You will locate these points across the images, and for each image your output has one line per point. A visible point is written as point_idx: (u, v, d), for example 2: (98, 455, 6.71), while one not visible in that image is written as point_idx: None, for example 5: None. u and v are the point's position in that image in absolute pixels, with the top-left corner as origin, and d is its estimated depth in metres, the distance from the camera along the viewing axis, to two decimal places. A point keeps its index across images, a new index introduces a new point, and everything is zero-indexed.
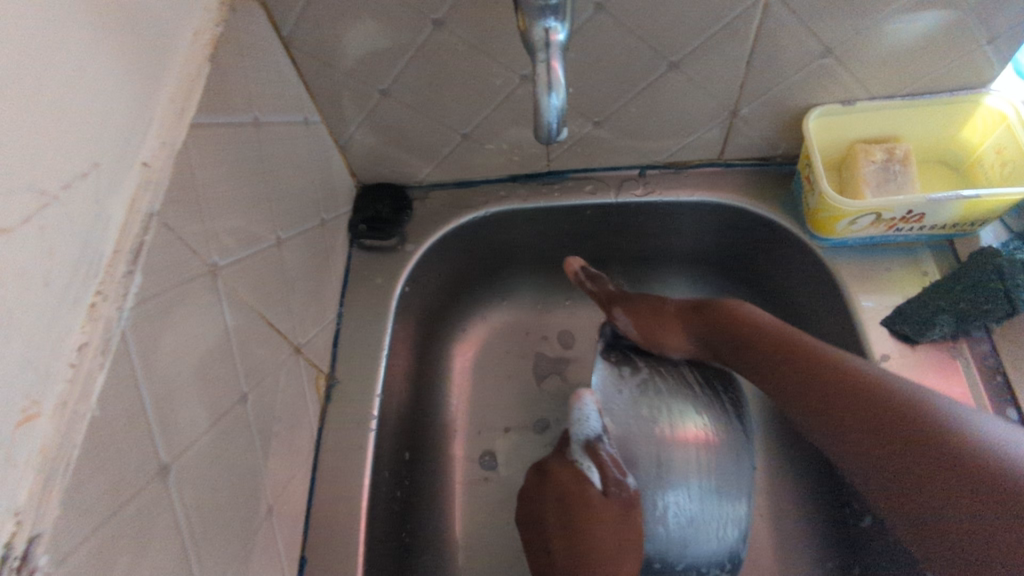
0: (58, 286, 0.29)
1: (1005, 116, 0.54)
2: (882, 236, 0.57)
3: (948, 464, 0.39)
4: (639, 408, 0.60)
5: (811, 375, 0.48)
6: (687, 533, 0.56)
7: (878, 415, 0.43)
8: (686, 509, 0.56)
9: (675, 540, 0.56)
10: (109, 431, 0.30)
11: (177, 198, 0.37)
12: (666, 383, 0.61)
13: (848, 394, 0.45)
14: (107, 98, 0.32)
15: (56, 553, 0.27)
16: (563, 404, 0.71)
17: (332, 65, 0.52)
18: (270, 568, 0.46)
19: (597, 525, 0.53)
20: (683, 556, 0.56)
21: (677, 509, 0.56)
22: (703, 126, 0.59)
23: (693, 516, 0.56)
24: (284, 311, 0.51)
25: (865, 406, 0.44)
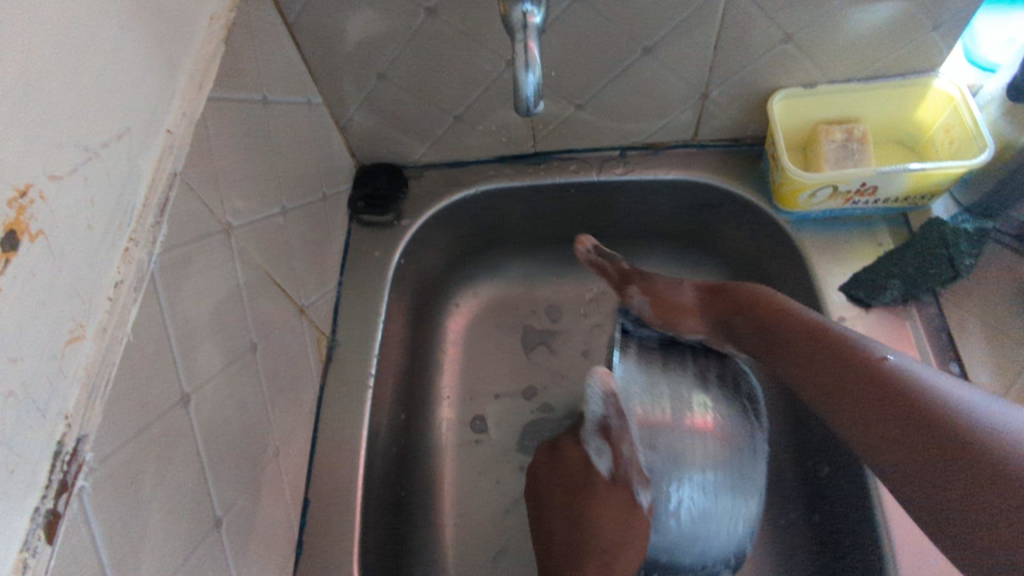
0: (99, 230, 0.33)
1: (952, 97, 0.59)
2: (841, 209, 0.62)
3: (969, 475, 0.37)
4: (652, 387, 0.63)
5: (822, 355, 0.50)
6: (693, 530, 0.58)
7: (860, 375, 0.47)
8: (699, 506, 0.58)
9: (681, 535, 0.58)
10: (141, 357, 0.35)
11: (196, 162, 0.42)
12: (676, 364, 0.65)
13: (853, 381, 0.47)
14: (137, 70, 0.37)
15: (100, 453, 0.32)
16: (549, 372, 0.76)
17: (334, 49, 0.56)
18: (277, 504, 0.51)
19: (599, 512, 0.57)
20: (693, 549, 0.58)
21: (689, 503, 0.58)
22: (678, 109, 0.64)
23: (700, 514, 0.58)
24: (288, 274, 0.55)
25: (883, 393, 0.44)
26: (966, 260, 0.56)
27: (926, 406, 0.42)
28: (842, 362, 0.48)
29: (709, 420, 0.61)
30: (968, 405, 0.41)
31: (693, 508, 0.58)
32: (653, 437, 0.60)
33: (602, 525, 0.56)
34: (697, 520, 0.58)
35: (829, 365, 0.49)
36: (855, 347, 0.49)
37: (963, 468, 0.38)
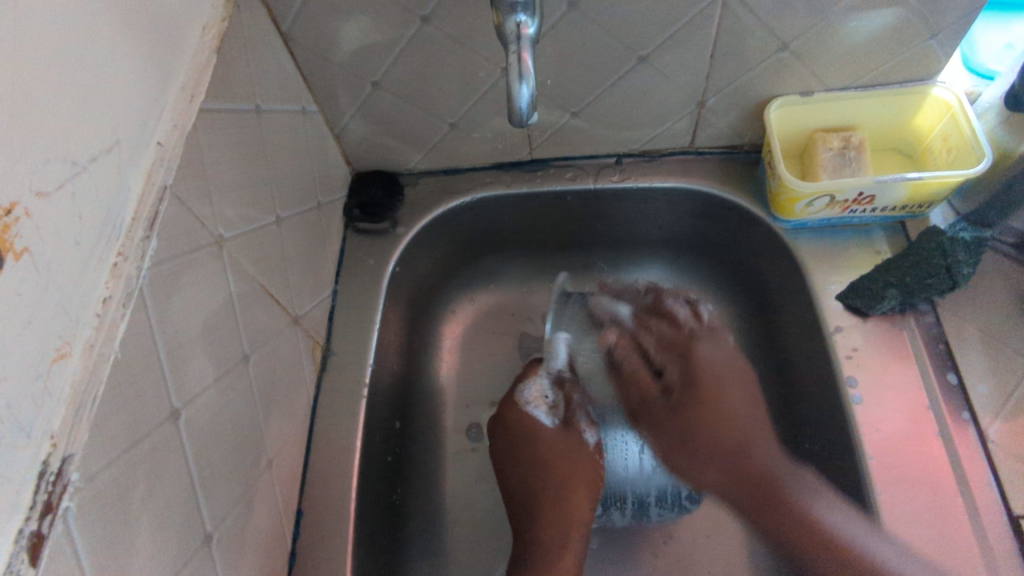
0: (86, 245, 0.33)
1: (949, 105, 0.58)
2: (838, 217, 0.61)
3: None
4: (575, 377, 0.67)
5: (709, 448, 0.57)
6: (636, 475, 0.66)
7: (772, 501, 0.54)
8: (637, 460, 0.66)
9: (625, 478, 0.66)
10: (129, 372, 0.35)
11: (188, 174, 0.42)
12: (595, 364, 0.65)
13: (788, 500, 0.54)
14: (128, 84, 0.37)
15: (86, 472, 0.31)
16: None
17: (329, 59, 0.56)
18: (270, 516, 0.50)
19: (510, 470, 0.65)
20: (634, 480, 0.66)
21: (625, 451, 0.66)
22: (674, 116, 0.64)
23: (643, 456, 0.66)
24: (283, 283, 0.55)
25: (799, 528, 0.53)
26: (965, 271, 0.56)
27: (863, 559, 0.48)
28: (739, 473, 0.56)
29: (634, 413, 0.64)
30: (859, 540, 0.49)
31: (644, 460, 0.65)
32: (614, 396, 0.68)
33: (570, 497, 0.62)
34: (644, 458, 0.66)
35: (738, 483, 0.56)
36: (767, 475, 0.55)
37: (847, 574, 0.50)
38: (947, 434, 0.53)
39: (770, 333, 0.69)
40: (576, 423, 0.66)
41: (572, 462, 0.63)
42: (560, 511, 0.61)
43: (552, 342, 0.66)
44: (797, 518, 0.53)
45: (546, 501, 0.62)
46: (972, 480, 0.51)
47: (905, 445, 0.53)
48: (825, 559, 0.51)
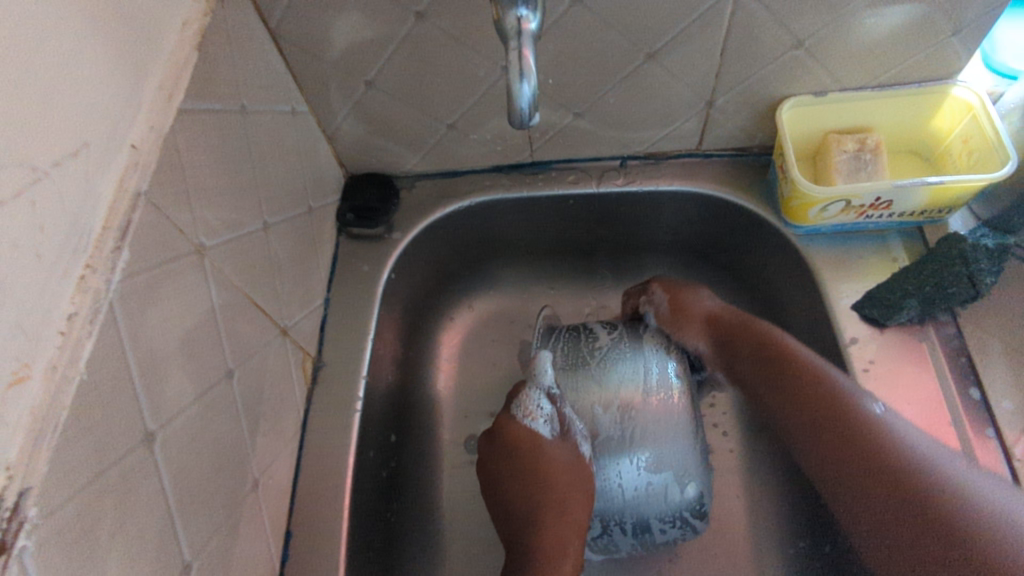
0: (49, 257, 0.30)
1: (971, 106, 0.56)
2: (853, 223, 0.59)
3: (913, 531, 0.46)
4: (570, 381, 0.63)
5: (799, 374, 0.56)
6: (637, 499, 0.59)
7: (867, 456, 0.50)
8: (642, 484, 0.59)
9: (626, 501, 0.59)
10: (96, 395, 0.32)
11: (165, 179, 0.39)
12: (588, 364, 0.63)
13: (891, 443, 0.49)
14: (99, 81, 0.34)
15: (46, 507, 0.28)
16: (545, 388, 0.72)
17: (319, 56, 0.53)
18: (256, 539, 0.48)
19: (508, 481, 0.62)
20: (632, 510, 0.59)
21: (628, 477, 0.59)
22: (681, 117, 0.61)
23: (644, 483, 0.59)
24: (270, 292, 0.52)
25: (880, 479, 0.49)
26: (987, 280, 0.53)
27: (929, 495, 0.46)
28: (826, 408, 0.53)
29: (647, 417, 0.60)
30: (940, 461, 0.48)
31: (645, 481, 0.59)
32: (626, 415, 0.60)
33: (569, 516, 0.58)
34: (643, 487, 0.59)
35: (834, 428, 0.52)
36: (856, 432, 0.51)
37: (935, 536, 0.45)
38: (970, 451, 0.50)
39: None
40: (573, 434, 0.61)
41: (574, 483, 0.59)
42: (558, 531, 0.58)
43: (540, 359, 0.63)
44: (884, 466, 0.49)
45: (547, 521, 0.58)
46: None
47: None
48: (903, 527, 0.47)
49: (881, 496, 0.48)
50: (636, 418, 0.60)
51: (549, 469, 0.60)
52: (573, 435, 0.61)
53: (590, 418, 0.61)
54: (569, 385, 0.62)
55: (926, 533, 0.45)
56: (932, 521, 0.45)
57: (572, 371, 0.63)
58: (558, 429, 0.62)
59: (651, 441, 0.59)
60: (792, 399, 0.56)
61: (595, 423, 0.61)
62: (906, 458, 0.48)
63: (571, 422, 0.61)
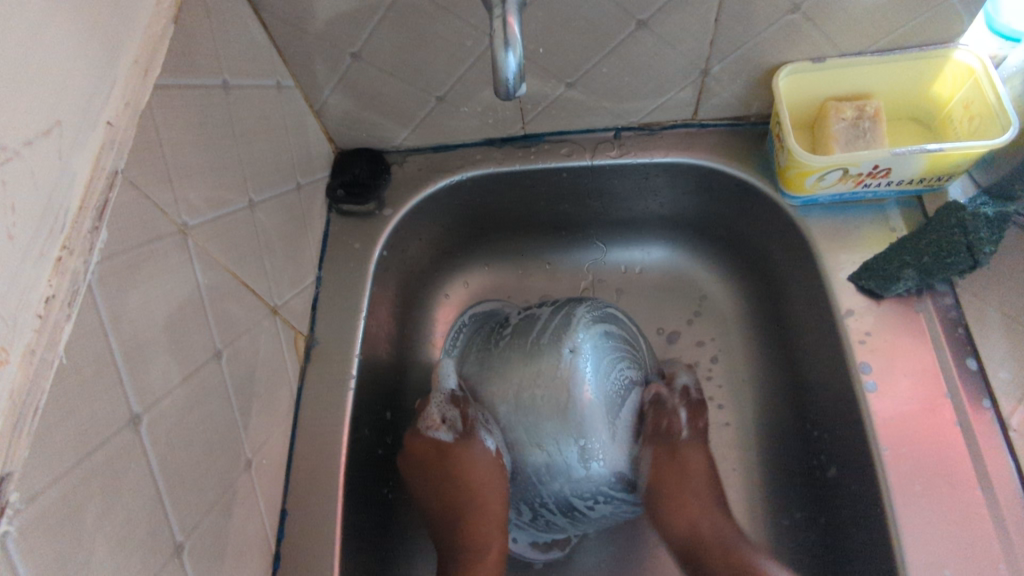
0: (22, 240, 0.29)
1: (973, 70, 0.54)
2: (851, 192, 0.58)
3: None
4: (477, 368, 0.64)
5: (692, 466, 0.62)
6: (568, 482, 0.59)
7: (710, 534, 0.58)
8: (574, 467, 0.58)
9: (568, 488, 0.59)
10: (76, 378, 0.32)
11: (144, 158, 0.38)
12: (500, 355, 0.63)
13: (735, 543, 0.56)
14: (71, 57, 0.33)
15: (28, 491, 0.28)
16: (477, 358, 0.64)
17: (302, 28, 0.52)
18: (251, 518, 0.48)
19: (420, 492, 0.62)
20: (562, 490, 0.59)
21: (555, 458, 0.58)
22: (676, 86, 0.59)
23: (570, 467, 0.58)
24: (259, 272, 0.52)
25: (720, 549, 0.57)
26: (987, 249, 0.52)
27: None
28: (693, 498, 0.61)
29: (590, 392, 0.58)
30: None
31: (560, 476, 0.59)
32: (561, 397, 0.58)
33: (482, 512, 0.60)
34: (574, 467, 0.58)
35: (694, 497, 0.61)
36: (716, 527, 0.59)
37: None
38: (966, 423, 0.50)
39: (777, 316, 0.66)
40: (476, 434, 0.61)
41: (479, 480, 0.60)
42: (481, 533, 0.59)
43: (443, 363, 0.65)
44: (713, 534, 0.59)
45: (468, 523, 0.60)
46: (992, 466, 0.48)
47: (923, 435, 0.50)
48: None
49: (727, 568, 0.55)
50: (546, 396, 0.59)
51: (466, 476, 0.61)
52: (475, 436, 0.61)
53: (489, 407, 0.62)
54: (474, 370, 0.64)
55: None
56: None
57: (480, 356, 0.65)
58: (457, 431, 0.62)
59: (550, 430, 0.58)
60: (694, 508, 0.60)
61: (500, 417, 0.61)
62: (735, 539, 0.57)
63: (477, 417, 0.62)
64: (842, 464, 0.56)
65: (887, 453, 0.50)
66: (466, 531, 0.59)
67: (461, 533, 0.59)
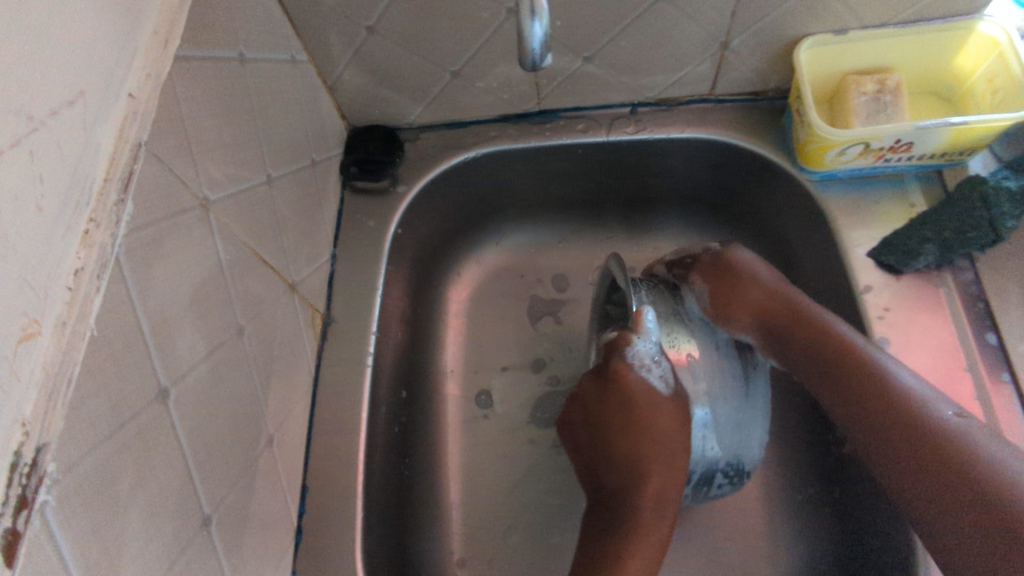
0: (51, 211, 0.29)
1: (997, 43, 0.54)
2: (871, 167, 0.57)
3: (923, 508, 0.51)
4: (669, 320, 0.58)
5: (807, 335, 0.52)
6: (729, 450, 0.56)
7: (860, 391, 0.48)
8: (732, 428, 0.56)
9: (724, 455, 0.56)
10: (105, 350, 0.31)
11: (165, 130, 0.38)
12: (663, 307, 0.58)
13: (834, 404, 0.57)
14: (93, 26, 0.32)
15: (64, 463, 0.28)
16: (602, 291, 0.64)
17: (317, 1, 0.51)
18: (274, 494, 0.48)
19: (614, 422, 0.55)
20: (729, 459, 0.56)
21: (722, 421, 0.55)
22: (695, 60, 0.59)
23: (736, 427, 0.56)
24: (277, 248, 0.51)
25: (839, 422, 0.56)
26: (1010, 224, 0.51)
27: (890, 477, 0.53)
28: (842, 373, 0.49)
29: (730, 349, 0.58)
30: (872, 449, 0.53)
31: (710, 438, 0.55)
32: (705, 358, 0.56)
33: (671, 477, 0.53)
34: (737, 436, 0.56)
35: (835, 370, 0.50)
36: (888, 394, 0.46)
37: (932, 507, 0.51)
38: (985, 397, 0.50)
39: None
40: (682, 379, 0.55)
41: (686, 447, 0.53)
42: (663, 481, 0.53)
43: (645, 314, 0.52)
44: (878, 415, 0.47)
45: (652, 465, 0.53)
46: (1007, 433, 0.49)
47: None
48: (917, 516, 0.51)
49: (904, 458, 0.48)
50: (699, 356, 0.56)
51: (658, 428, 0.53)
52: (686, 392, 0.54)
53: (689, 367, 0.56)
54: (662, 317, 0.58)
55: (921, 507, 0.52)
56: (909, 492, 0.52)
57: (666, 321, 0.58)
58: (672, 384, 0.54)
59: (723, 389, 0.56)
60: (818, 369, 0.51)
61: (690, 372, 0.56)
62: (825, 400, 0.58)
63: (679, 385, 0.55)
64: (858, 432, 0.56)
65: (955, 416, 0.44)
66: (648, 500, 0.52)
67: (641, 501, 0.52)
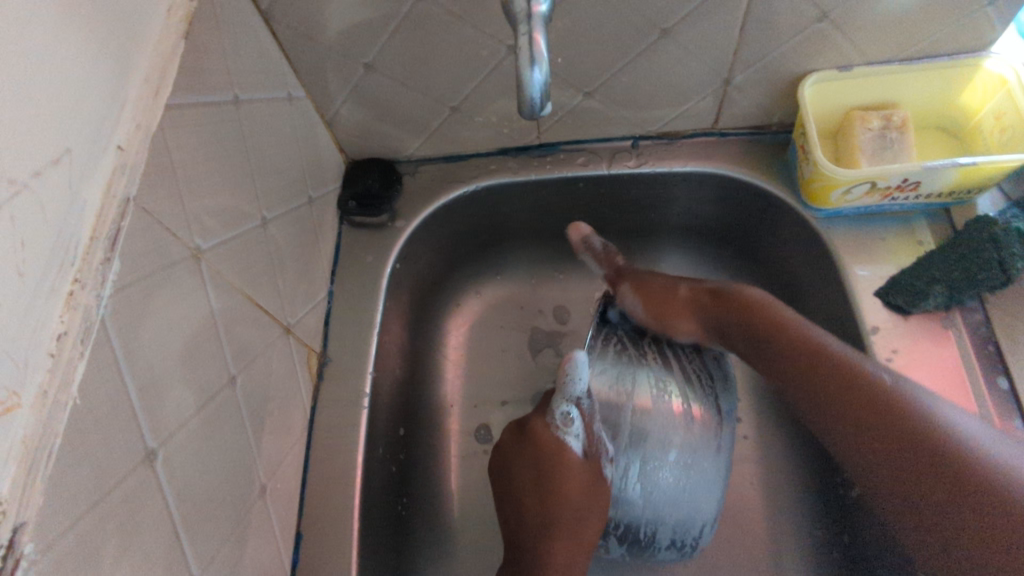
0: (32, 276, 0.28)
1: (1005, 80, 0.53)
2: (877, 205, 0.56)
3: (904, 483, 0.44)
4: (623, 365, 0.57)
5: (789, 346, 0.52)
6: (662, 511, 0.56)
7: (841, 381, 0.48)
8: (671, 500, 0.55)
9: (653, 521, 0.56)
10: (91, 416, 0.30)
11: (156, 181, 0.37)
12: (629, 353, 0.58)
13: (858, 381, 0.47)
14: (78, 78, 0.31)
15: (43, 541, 0.27)
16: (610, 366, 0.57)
17: (314, 39, 0.50)
18: (267, 544, 0.47)
19: (521, 476, 0.57)
20: (664, 527, 0.56)
21: (661, 487, 0.55)
22: (697, 95, 0.58)
23: (672, 496, 0.55)
24: (272, 290, 0.50)
25: (834, 380, 0.48)
26: (1020, 264, 0.50)
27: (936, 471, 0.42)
28: (812, 369, 0.50)
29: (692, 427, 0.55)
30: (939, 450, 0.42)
31: (638, 500, 0.55)
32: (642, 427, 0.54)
33: (580, 530, 0.54)
34: (675, 497, 0.55)
35: (823, 398, 0.49)
36: (857, 384, 0.47)
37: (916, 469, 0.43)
38: None
39: None
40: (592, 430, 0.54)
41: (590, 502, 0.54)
42: (569, 555, 0.54)
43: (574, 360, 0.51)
44: (840, 363, 0.49)
45: (557, 539, 0.55)
46: None
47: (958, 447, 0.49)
48: (893, 460, 0.44)
49: (906, 454, 0.44)
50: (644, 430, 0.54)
51: (563, 488, 0.54)
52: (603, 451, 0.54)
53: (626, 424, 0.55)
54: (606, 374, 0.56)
55: (947, 502, 0.41)
56: (911, 445, 0.43)
57: (618, 364, 0.57)
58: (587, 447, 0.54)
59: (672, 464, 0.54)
60: (768, 354, 0.53)
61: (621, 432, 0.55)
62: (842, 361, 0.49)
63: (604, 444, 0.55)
64: (925, 524, 0.43)
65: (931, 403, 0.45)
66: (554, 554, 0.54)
67: (553, 554, 0.54)
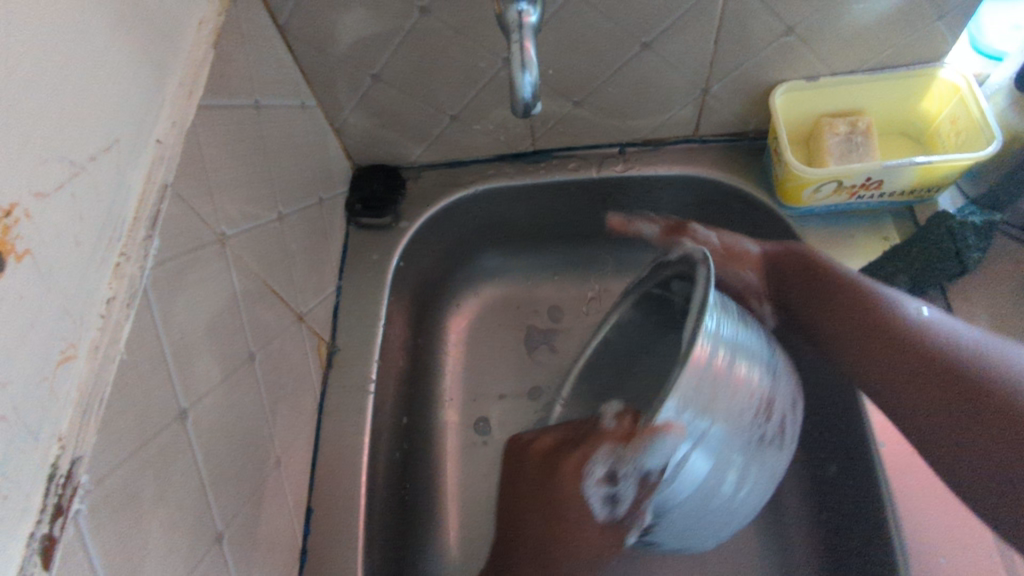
0: (88, 245, 0.32)
1: (958, 88, 0.57)
2: (845, 204, 0.61)
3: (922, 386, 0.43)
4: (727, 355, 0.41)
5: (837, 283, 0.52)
6: (694, 529, 0.44)
7: (876, 327, 0.48)
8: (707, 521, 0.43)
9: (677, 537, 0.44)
10: (135, 372, 0.34)
11: (189, 171, 0.41)
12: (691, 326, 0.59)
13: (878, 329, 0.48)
14: (126, 76, 0.36)
15: (96, 476, 0.31)
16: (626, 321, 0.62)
17: (327, 52, 0.55)
18: (280, 514, 0.50)
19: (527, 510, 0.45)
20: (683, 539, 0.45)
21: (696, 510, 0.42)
22: (678, 104, 0.63)
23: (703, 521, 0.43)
24: (286, 280, 0.54)
25: (870, 320, 0.48)
26: (974, 255, 0.55)
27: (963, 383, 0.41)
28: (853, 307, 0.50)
29: (763, 442, 0.42)
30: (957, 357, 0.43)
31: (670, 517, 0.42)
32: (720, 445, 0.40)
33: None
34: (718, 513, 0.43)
35: (855, 323, 0.49)
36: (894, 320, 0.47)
37: (933, 375, 0.43)
38: None
39: None
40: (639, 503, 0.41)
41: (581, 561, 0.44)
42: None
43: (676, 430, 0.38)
44: (872, 318, 0.48)
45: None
46: None
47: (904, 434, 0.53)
48: (914, 375, 0.44)
49: (924, 373, 0.44)
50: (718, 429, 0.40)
51: (558, 538, 0.43)
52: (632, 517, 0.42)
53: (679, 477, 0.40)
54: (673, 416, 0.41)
55: (954, 402, 0.42)
56: (932, 367, 0.43)
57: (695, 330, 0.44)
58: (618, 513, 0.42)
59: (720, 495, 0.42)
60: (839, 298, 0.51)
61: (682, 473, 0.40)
62: (874, 306, 0.49)
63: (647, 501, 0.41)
64: (963, 469, 0.40)
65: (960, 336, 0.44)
66: None
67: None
